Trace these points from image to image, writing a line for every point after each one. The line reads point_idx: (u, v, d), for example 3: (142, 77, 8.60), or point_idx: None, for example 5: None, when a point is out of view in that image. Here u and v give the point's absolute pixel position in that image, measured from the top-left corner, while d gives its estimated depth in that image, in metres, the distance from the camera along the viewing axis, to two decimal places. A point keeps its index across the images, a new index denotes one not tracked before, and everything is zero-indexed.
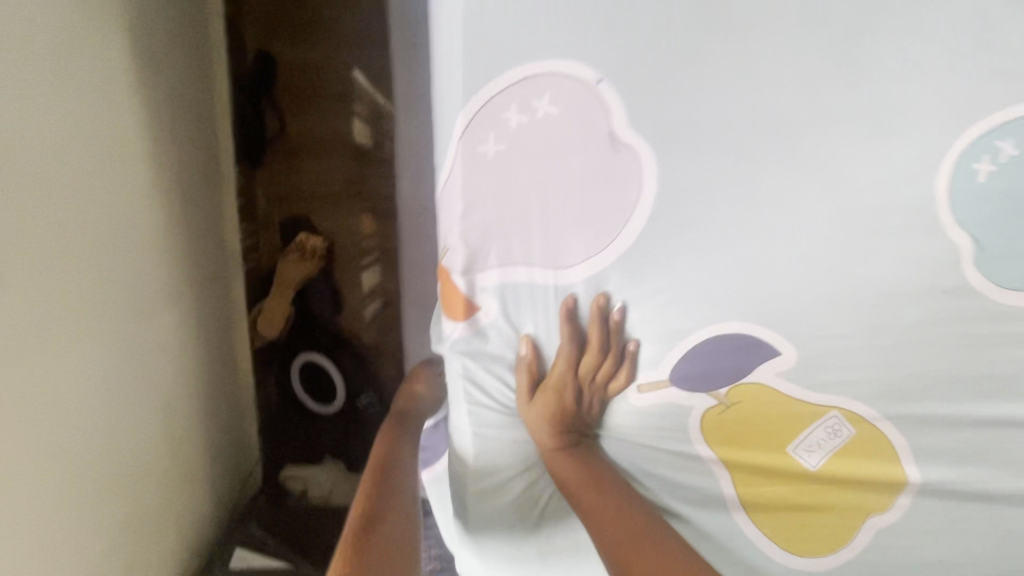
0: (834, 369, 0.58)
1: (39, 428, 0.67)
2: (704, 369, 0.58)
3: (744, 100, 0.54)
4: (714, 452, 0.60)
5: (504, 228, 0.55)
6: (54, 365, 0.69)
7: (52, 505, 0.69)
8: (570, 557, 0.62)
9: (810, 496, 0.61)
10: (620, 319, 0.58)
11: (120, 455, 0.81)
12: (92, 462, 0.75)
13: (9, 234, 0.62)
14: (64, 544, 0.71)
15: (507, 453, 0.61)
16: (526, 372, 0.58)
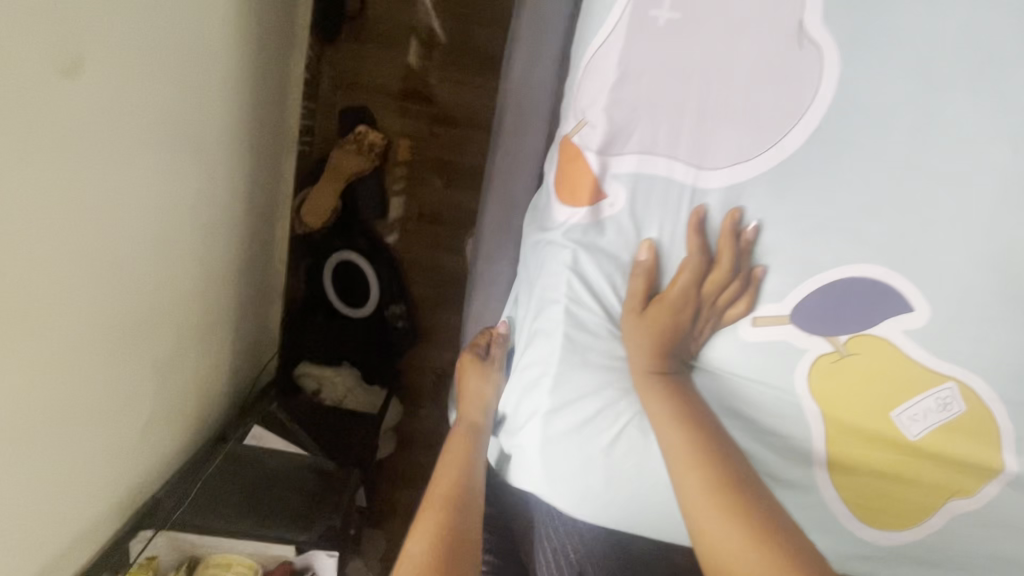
0: (965, 338, 0.53)
1: (98, 244, 0.60)
2: (830, 313, 0.53)
3: (944, 17, 0.48)
4: (814, 404, 0.56)
5: (654, 112, 0.50)
6: (123, 180, 0.62)
7: (97, 331, 0.62)
8: (639, 491, 0.57)
9: (898, 467, 0.57)
10: (751, 238, 0.52)
11: (161, 300, 0.74)
12: (138, 298, 0.69)
13: (102, 13, 0.55)
14: (99, 377, 0.64)
15: (595, 365, 0.56)
16: (641, 280, 0.53)
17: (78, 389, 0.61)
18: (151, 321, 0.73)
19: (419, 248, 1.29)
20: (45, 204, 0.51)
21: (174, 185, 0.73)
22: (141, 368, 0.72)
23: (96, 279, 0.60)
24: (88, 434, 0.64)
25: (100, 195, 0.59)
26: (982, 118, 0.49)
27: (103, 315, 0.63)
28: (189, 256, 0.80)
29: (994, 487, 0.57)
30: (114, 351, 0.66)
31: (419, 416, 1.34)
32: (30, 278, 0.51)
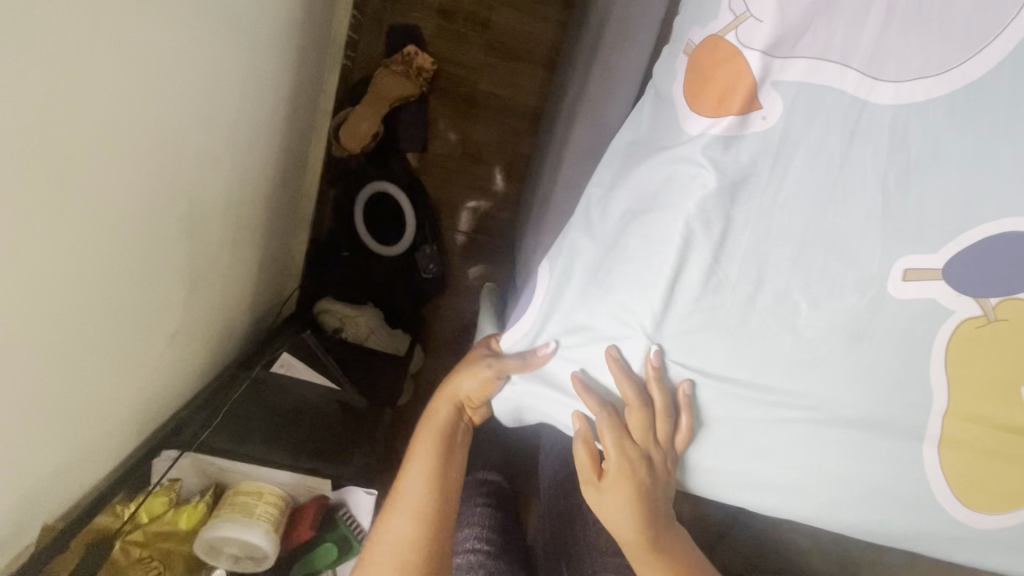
0: None
1: (143, 110, 0.51)
2: (987, 272, 0.47)
3: None
4: (942, 373, 0.51)
5: (834, 12, 0.44)
6: (175, 40, 0.52)
7: (131, 217, 0.54)
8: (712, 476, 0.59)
9: (1014, 450, 0.53)
10: (659, 367, 0.53)
11: (193, 199, 0.66)
12: (173, 189, 0.60)
13: None
14: (130, 274, 0.56)
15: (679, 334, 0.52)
16: (589, 460, 0.60)
17: (115, 277, 0.54)
18: (188, 217, 0.66)
19: (458, 189, 1.21)
20: (109, 43, 0.43)
21: (223, 67, 0.65)
22: (174, 267, 0.65)
23: (139, 155, 0.52)
24: (120, 331, 0.57)
25: (160, 53, 0.51)
26: None
27: (145, 199, 0.55)
28: (228, 153, 0.72)
29: None
30: (151, 242, 0.59)
31: (441, 366, 1.28)
32: (85, 133, 0.43)
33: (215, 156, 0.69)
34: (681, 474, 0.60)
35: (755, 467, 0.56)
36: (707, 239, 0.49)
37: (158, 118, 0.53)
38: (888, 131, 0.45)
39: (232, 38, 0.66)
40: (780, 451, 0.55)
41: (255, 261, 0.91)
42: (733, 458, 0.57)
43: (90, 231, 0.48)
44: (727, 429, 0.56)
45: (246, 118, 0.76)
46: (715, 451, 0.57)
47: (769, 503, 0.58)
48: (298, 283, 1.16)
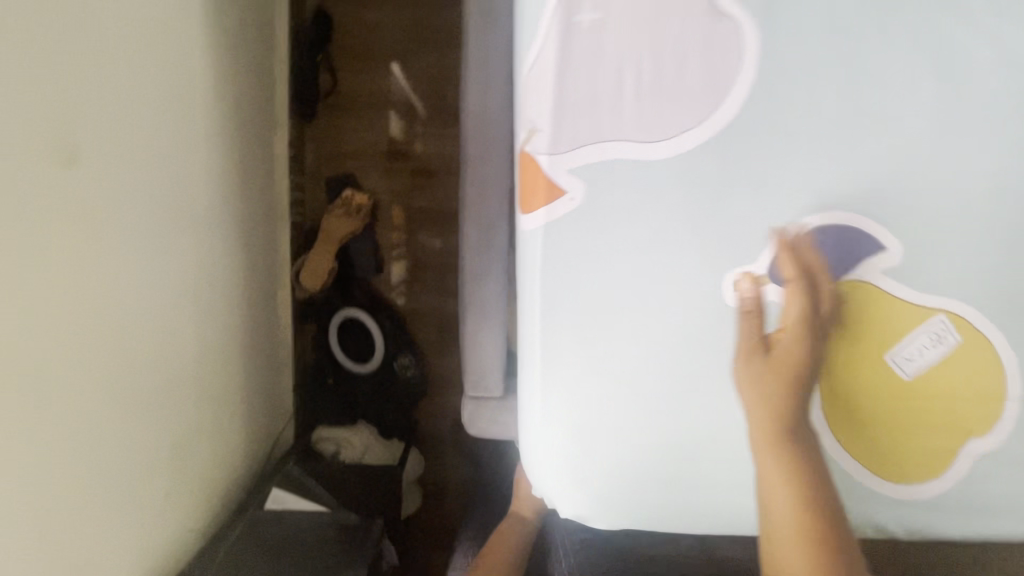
0: (933, 272, 0.55)
1: (78, 321, 0.64)
2: (805, 268, 0.54)
3: None
4: (806, 362, 0.56)
5: (594, 108, 0.53)
6: (99, 258, 0.66)
7: (76, 404, 0.65)
8: (663, 523, 0.60)
9: (905, 409, 0.57)
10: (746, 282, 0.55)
11: (152, 375, 0.78)
12: (126, 370, 0.73)
13: (55, 118, 0.59)
14: (84, 451, 0.67)
15: (565, 399, 0.57)
16: (753, 323, 0.55)
17: (72, 459, 0.65)
18: (150, 389, 0.77)
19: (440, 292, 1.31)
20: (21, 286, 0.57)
21: (167, 265, 0.80)
22: (140, 437, 0.76)
23: (74, 357, 0.64)
24: (89, 500, 0.68)
25: (85, 274, 0.65)
26: (910, 68, 0.53)
27: (94, 387, 0.67)
28: (189, 329, 0.86)
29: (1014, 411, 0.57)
30: (110, 417, 0.71)
31: (445, 465, 1.32)
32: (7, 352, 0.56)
33: (173, 334, 0.82)
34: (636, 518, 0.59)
35: (693, 496, 0.59)
36: (565, 299, 0.55)
37: (93, 324, 0.67)
38: (679, 179, 0.54)
39: (175, 241, 0.82)
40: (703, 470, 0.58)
41: (237, 413, 1.02)
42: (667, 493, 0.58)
43: (30, 428, 0.59)
44: (650, 468, 0.58)
45: (203, 294, 0.90)
46: (652, 497, 0.58)
47: (710, 523, 0.60)
48: (290, 419, 1.24)
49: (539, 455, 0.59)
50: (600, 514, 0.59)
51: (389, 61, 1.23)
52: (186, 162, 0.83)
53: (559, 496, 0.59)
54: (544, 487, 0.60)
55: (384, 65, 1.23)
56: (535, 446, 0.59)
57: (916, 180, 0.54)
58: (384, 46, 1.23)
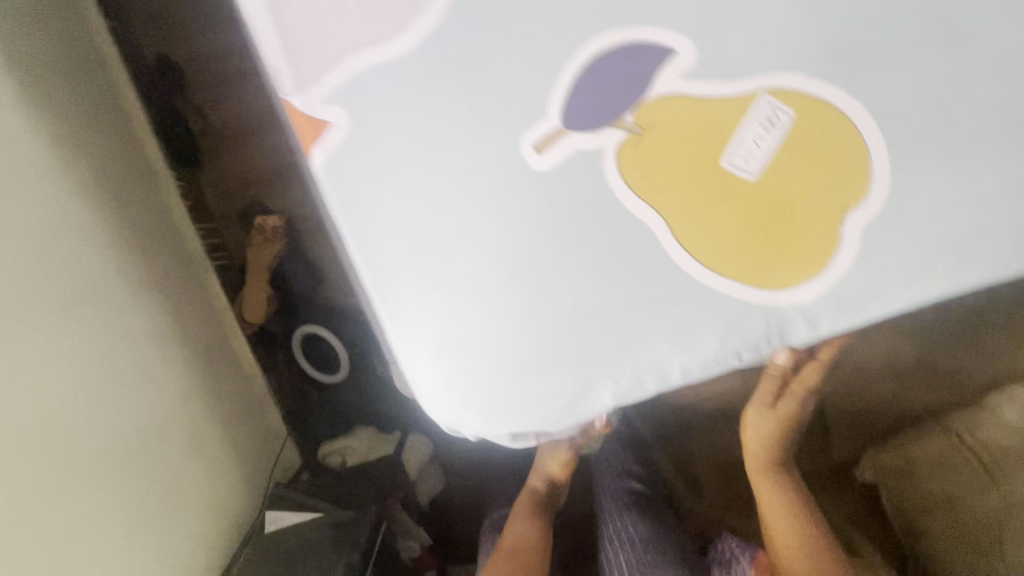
0: (740, 50, 0.50)
1: None
2: (595, 102, 0.50)
3: None
4: (640, 197, 0.51)
5: (322, 28, 0.50)
6: None
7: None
8: (571, 411, 0.56)
9: (768, 209, 0.51)
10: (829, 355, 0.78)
11: (73, 445, 0.80)
12: (37, 450, 0.75)
13: None
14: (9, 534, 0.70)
15: (419, 321, 0.55)
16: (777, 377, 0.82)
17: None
18: (95, 468, 0.83)
19: None
20: None
21: (80, 351, 0.85)
22: (113, 507, 0.84)
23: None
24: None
25: None
26: None
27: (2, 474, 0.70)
28: (112, 389, 0.88)
29: (885, 159, 0.51)
30: (26, 498, 0.73)
31: None
32: None
33: (95, 408, 0.85)
34: (540, 414, 0.56)
35: (585, 375, 0.55)
36: (378, 228, 0.53)
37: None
38: (435, 63, 0.50)
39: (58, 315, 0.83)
40: (584, 346, 0.54)
41: (210, 455, 1.05)
42: (558, 381, 0.55)
43: None
44: (528, 360, 0.55)
45: (121, 353, 0.92)
46: (546, 388, 0.55)
47: (617, 394, 0.55)
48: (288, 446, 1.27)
49: (421, 385, 0.57)
50: (501, 423, 0.57)
51: (249, 78, 1.21)
52: (39, 236, 0.83)
53: (455, 419, 0.57)
54: (441, 417, 0.58)
55: (247, 83, 1.21)
56: (414, 377, 0.57)
57: None
58: (239, 68, 1.21)
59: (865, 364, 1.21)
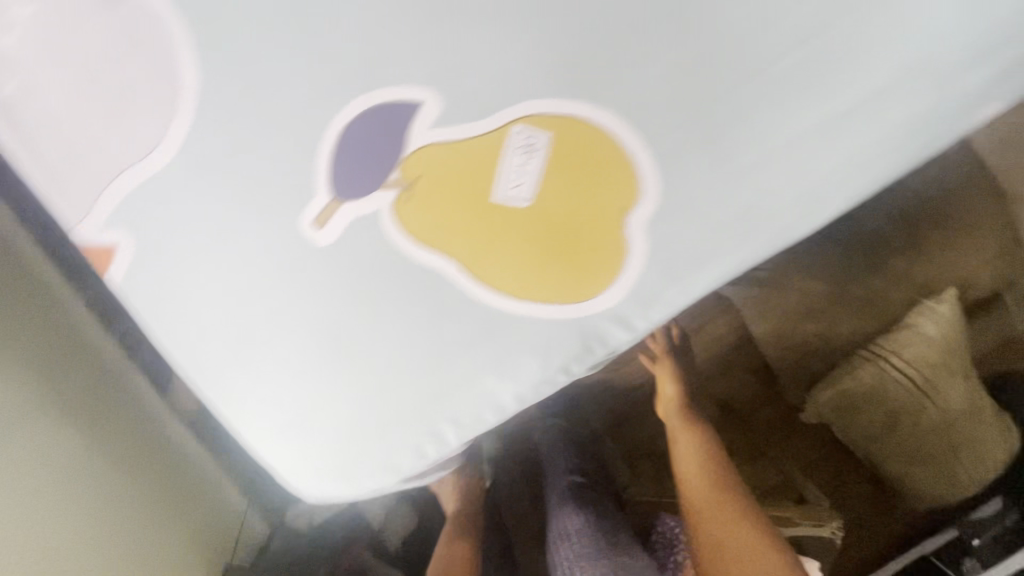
0: (482, 87, 0.51)
1: None
2: (358, 169, 0.52)
3: None
4: (425, 247, 0.53)
5: (81, 158, 0.51)
6: None
7: None
8: (420, 459, 0.58)
9: (550, 230, 0.53)
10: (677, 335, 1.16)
11: None
12: None
13: None
14: None
15: (255, 406, 0.57)
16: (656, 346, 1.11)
17: None
18: None
19: None
20: None
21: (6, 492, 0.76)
22: None
23: None
24: None
25: None
26: None
27: None
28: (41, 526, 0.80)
29: (648, 157, 0.52)
30: None
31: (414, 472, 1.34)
32: None
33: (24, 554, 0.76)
34: (392, 467, 0.58)
35: (425, 423, 0.57)
36: (190, 329, 0.55)
37: None
38: (196, 166, 0.51)
39: None
40: (417, 399, 0.56)
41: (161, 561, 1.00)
42: (403, 436, 0.57)
43: None
44: (366, 422, 0.56)
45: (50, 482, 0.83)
46: (391, 443, 0.57)
47: (460, 432, 0.57)
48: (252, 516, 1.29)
49: (276, 463, 0.59)
50: (360, 482, 0.59)
51: None
52: None
53: (315, 486, 0.59)
54: (304, 488, 0.60)
55: None
56: (268, 458, 0.59)
57: (405, 11, 0.49)
58: None
59: (792, 308, 1.25)
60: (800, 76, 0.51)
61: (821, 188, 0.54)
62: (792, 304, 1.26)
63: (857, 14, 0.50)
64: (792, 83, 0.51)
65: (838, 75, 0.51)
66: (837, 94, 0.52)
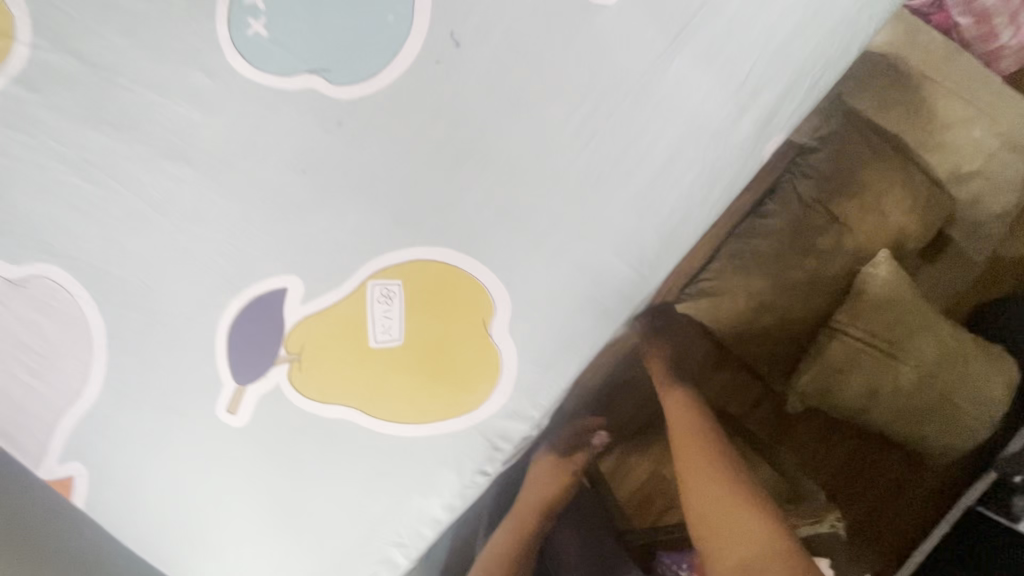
0: (334, 261, 0.59)
1: None
2: (251, 356, 0.60)
3: (78, 165, 0.59)
4: (326, 403, 0.60)
5: (25, 413, 0.61)
6: None
7: None
8: None
9: (426, 358, 0.60)
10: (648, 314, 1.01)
11: None
12: None
13: None
14: None
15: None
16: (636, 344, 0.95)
17: None
18: None
19: None
20: None
21: None
22: None
23: None
24: None
25: None
26: (169, 170, 0.59)
27: None
28: None
29: (490, 274, 0.59)
30: None
31: None
32: None
33: None
34: None
35: (374, 549, 0.63)
36: (154, 526, 0.63)
37: None
38: (121, 391, 0.61)
39: None
40: (360, 532, 0.62)
41: None
42: (359, 567, 0.64)
43: None
44: (323, 564, 0.63)
45: None
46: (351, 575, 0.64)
47: (408, 549, 0.64)
48: None
49: None
50: None
51: None
52: None
53: None
54: None
55: None
56: None
57: (254, 222, 0.59)
58: None
59: (749, 307, 1.23)
60: (598, 170, 0.59)
61: (652, 252, 0.60)
62: (747, 308, 1.24)
63: (627, 104, 0.58)
64: (591, 178, 0.59)
65: (629, 157, 0.59)
66: (631, 175, 0.59)
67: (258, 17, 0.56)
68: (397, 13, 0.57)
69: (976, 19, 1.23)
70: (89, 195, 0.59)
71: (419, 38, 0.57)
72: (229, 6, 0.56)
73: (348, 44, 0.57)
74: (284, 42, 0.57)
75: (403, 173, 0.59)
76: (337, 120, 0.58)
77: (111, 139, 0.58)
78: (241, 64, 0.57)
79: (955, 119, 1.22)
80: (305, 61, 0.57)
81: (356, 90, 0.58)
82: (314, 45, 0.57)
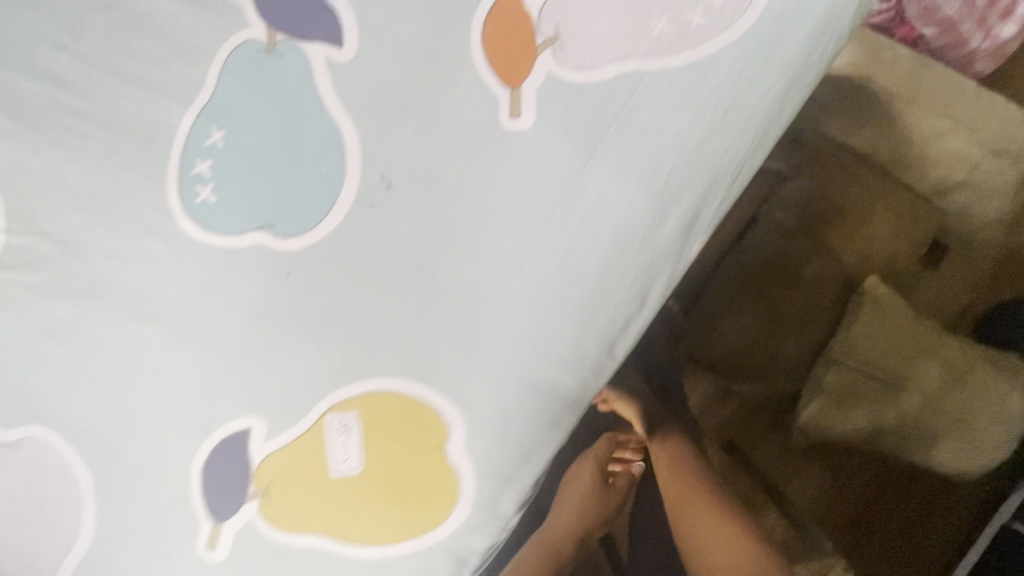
0: (290, 399, 0.63)
1: None
2: (224, 494, 0.63)
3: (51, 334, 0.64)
4: (296, 533, 0.63)
5: (30, 564, 0.66)
6: None
7: None
8: None
9: (387, 483, 0.62)
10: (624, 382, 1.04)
11: None
12: None
13: None
14: None
15: None
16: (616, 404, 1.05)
17: None
18: None
19: None
20: None
21: None
22: None
23: None
24: None
25: None
26: (134, 330, 0.63)
27: None
28: None
29: (441, 396, 0.61)
30: None
31: None
32: None
33: None
34: None
35: None
36: None
37: None
38: (111, 537, 0.65)
39: None
40: None
41: None
42: None
43: None
44: None
45: None
46: None
47: None
48: None
49: None
50: None
51: None
52: None
53: None
54: None
55: None
56: None
57: (214, 369, 0.63)
58: None
59: (736, 344, 1.17)
60: (534, 286, 0.61)
61: (594, 357, 0.62)
62: (733, 344, 1.16)
63: (550, 221, 0.61)
64: (524, 295, 0.61)
65: (558, 271, 0.61)
66: (562, 287, 0.61)
67: (206, 186, 0.63)
68: (331, 165, 0.62)
69: (941, 27, 1.20)
70: (64, 361, 0.64)
71: (353, 185, 0.62)
72: (179, 180, 0.63)
73: (288, 199, 0.63)
74: (231, 206, 0.63)
75: (348, 309, 0.62)
76: (283, 271, 0.62)
77: (82, 309, 0.63)
78: (194, 230, 0.63)
79: (929, 130, 1.19)
80: (252, 221, 0.63)
81: (301, 239, 0.63)
82: (258, 204, 0.63)
